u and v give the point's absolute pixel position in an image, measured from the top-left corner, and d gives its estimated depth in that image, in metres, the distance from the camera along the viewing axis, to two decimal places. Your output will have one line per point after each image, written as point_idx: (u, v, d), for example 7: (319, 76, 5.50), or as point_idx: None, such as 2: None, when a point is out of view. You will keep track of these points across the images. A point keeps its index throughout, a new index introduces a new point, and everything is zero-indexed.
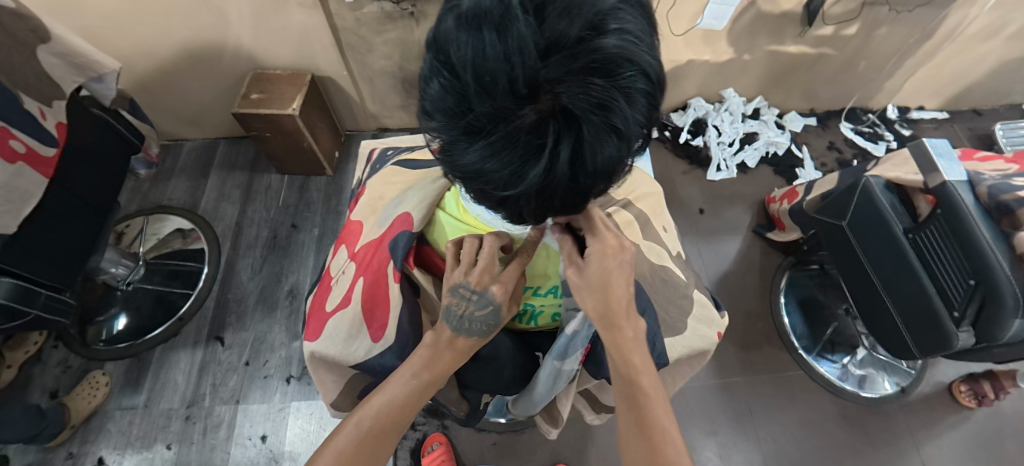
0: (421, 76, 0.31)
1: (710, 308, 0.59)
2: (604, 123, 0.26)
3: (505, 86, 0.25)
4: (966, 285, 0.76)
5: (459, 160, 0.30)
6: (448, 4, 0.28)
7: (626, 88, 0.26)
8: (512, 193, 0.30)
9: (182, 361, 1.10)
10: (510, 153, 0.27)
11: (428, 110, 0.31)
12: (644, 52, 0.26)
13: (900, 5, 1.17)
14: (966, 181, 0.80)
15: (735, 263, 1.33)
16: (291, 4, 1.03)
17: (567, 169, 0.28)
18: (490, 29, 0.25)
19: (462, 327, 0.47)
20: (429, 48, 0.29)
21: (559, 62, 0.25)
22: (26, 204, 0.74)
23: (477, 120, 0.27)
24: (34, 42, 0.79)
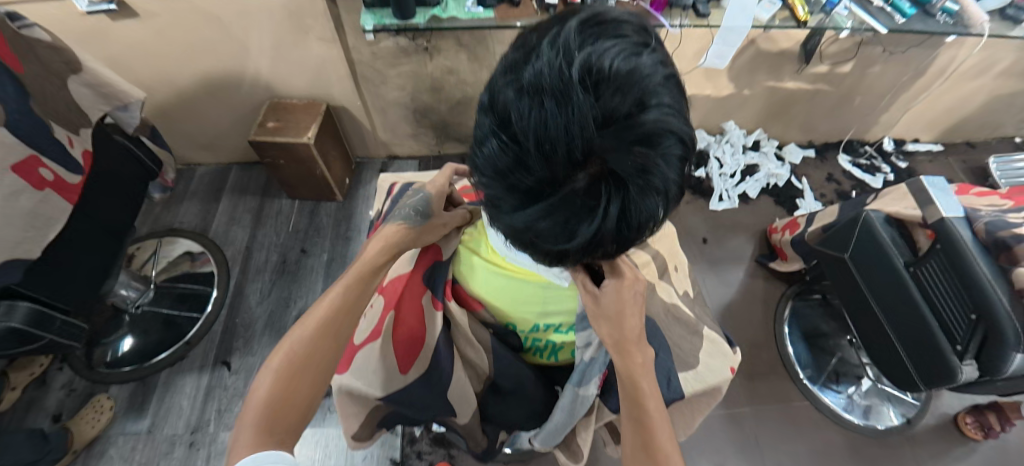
0: (475, 132, 0.34)
1: (722, 344, 0.60)
2: (648, 187, 0.29)
3: (563, 156, 0.28)
4: (967, 320, 0.77)
5: (514, 213, 0.33)
6: (505, 70, 0.30)
7: (668, 156, 0.29)
8: (561, 244, 0.34)
9: (188, 386, 1.10)
10: (564, 212, 0.31)
11: (481, 165, 0.33)
12: (683, 123, 0.29)
13: (892, 46, 1.23)
14: (963, 217, 0.82)
15: (739, 291, 1.34)
16: (311, 39, 1.08)
17: (613, 224, 0.31)
18: (551, 104, 0.27)
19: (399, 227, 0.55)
20: (485, 111, 0.31)
21: (612, 133, 0.28)
22: (49, 230, 0.76)
23: (535, 183, 0.30)
24: (66, 72, 0.83)
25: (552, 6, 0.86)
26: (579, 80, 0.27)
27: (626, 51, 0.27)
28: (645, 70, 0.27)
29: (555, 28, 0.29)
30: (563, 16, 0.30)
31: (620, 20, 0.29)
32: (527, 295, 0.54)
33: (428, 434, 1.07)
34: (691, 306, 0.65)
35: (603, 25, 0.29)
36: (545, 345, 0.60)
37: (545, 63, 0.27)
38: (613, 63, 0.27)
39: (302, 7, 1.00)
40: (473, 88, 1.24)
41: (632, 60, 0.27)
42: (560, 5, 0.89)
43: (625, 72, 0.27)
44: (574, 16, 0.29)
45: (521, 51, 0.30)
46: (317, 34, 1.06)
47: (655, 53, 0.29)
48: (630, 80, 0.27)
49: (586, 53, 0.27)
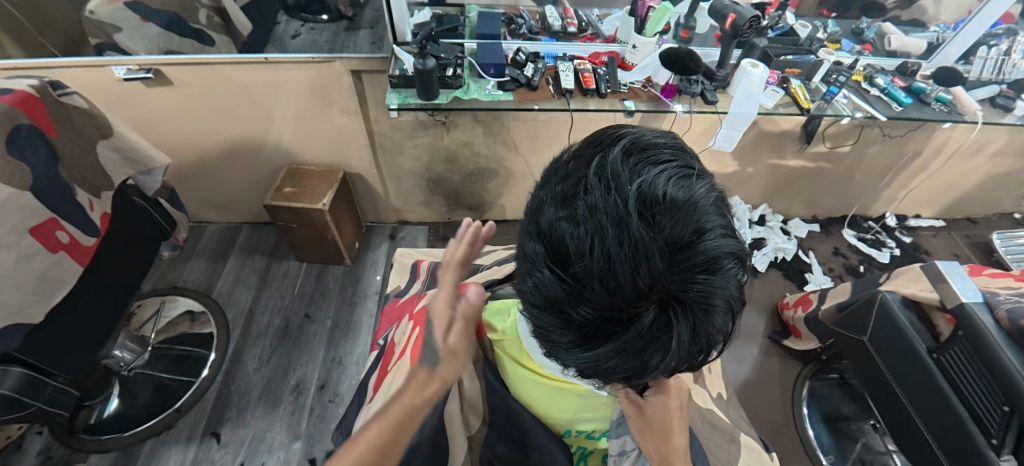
0: (521, 263, 0.32)
1: (759, 450, 0.59)
2: (716, 311, 0.28)
3: (628, 289, 0.27)
4: (1001, 411, 0.72)
5: (576, 349, 0.31)
6: (550, 201, 0.29)
7: (729, 277, 0.28)
8: (627, 374, 0.32)
9: (172, 459, 1.03)
10: (632, 347, 0.29)
11: (535, 301, 0.31)
12: (737, 242, 0.28)
13: (889, 128, 1.28)
14: (983, 301, 0.80)
15: (754, 369, 1.30)
16: (334, 111, 1.13)
17: (683, 351, 0.29)
18: (611, 239, 0.26)
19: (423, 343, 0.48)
20: (533, 240, 0.30)
21: (676, 263, 0.27)
22: (56, 293, 0.73)
23: (598, 318, 0.29)
24: (96, 137, 0.85)
25: (568, 91, 0.92)
26: (636, 212, 0.26)
27: (676, 179, 0.27)
28: (700, 196, 0.27)
29: (599, 157, 0.28)
30: (601, 140, 0.30)
31: (660, 143, 0.29)
32: (561, 403, 0.49)
33: None
34: (725, 409, 0.62)
35: (648, 150, 0.28)
36: (575, 451, 0.55)
37: (599, 197, 0.26)
38: (666, 192, 0.26)
39: (329, 81, 1.05)
40: (486, 159, 1.28)
41: (684, 187, 0.27)
42: (575, 90, 0.95)
43: (681, 200, 0.26)
44: (614, 145, 0.29)
45: (566, 181, 0.28)
46: (340, 106, 1.12)
47: (703, 176, 0.28)
48: (686, 208, 0.26)
49: (637, 186, 0.26)
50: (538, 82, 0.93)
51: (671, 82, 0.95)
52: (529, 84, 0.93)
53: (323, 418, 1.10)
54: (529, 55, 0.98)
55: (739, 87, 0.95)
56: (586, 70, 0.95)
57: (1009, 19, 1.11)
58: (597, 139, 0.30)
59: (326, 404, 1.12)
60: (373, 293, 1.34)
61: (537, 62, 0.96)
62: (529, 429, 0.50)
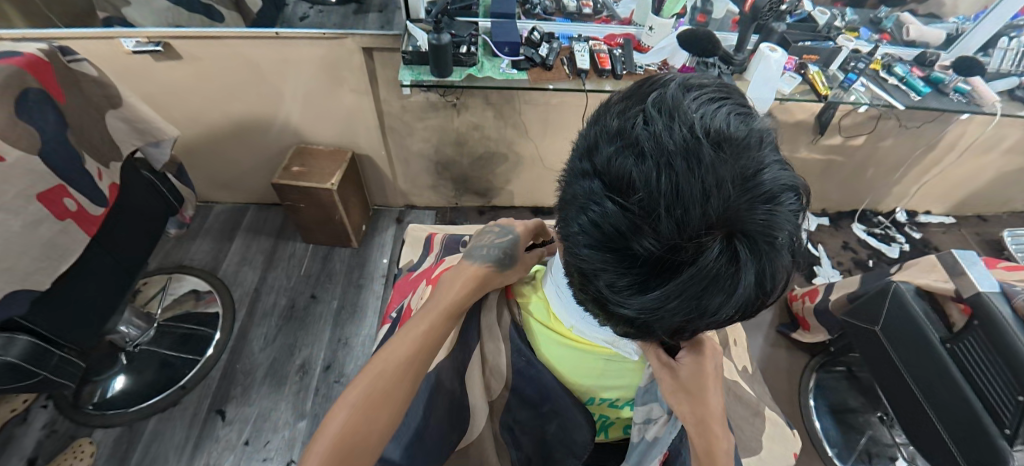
0: (568, 206, 0.29)
1: (782, 425, 0.59)
2: (780, 247, 0.25)
3: (696, 219, 0.24)
4: (1015, 401, 0.70)
5: (631, 291, 0.28)
6: (606, 136, 0.27)
7: (793, 212, 0.25)
8: (685, 320, 0.28)
9: (177, 435, 1.03)
10: (696, 286, 0.26)
11: (586, 242, 0.28)
12: (796, 177, 0.26)
13: (905, 120, 1.27)
14: (1000, 293, 0.79)
15: (761, 360, 1.29)
16: (344, 89, 1.12)
17: (747, 293, 0.27)
18: (679, 164, 0.24)
19: (484, 254, 0.51)
20: (585, 177, 0.27)
21: (746, 193, 0.24)
22: (63, 261, 0.73)
23: (662, 251, 0.25)
24: (106, 107, 0.84)
25: (584, 71, 0.91)
26: (703, 137, 0.24)
27: (736, 113, 0.25)
28: (761, 130, 0.25)
29: (656, 92, 0.26)
30: (651, 81, 0.28)
31: (712, 82, 0.27)
32: (586, 369, 0.48)
33: None
34: (750, 383, 0.61)
35: (703, 87, 0.26)
36: (597, 420, 0.55)
37: (662, 126, 0.24)
38: (729, 122, 0.24)
39: (340, 58, 1.04)
40: (496, 143, 1.27)
41: (745, 121, 0.25)
42: (590, 71, 0.93)
43: (744, 131, 0.24)
44: (670, 83, 0.27)
45: (622, 116, 0.26)
46: (351, 85, 1.10)
47: (755, 113, 0.27)
48: (750, 140, 0.24)
49: (699, 115, 0.24)
50: (553, 62, 0.92)
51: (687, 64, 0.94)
52: (544, 64, 0.92)
53: (328, 398, 1.09)
54: (543, 35, 0.96)
55: (757, 70, 0.93)
56: (601, 51, 0.94)
57: None
58: (645, 80, 0.29)
59: (331, 384, 1.12)
60: (379, 276, 1.33)
61: (552, 42, 0.95)
62: (555, 396, 0.49)
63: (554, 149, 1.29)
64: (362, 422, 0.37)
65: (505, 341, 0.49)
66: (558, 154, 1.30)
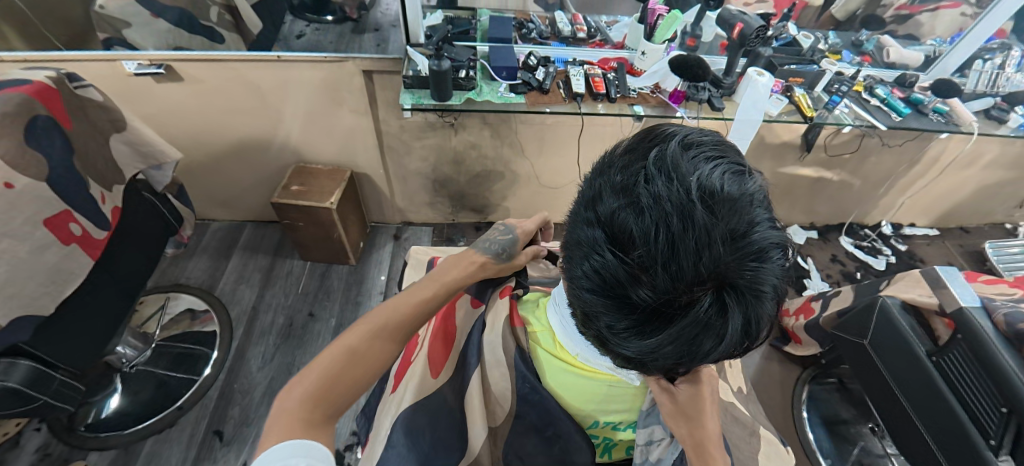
0: (572, 251, 0.31)
1: (776, 443, 0.60)
2: (767, 298, 0.27)
3: (689, 274, 0.26)
4: (999, 412, 0.73)
5: (628, 335, 0.29)
6: (611, 190, 0.29)
7: (780, 266, 0.27)
8: (677, 363, 0.30)
9: (174, 457, 1.02)
10: (688, 334, 0.27)
11: (587, 287, 0.30)
12: (785, 233, 0.28)
13: (888, 138, 1.31)
14: (981, 307, 0.82)
15: (754, 373, 1.32)
16: (344, 110, 1.13)
17: (735, 339, 0.28)
18: (676, 224, 0.26)
19: (484, 245, 0.60)
20: (590, 226, 0.29)
21: (735, 251, 0.26)
22: (67, 286, 0.73)
23: (657, 302, 0.27)
24: (109, 130, 0.85)
25: (579, 95, 0.94)
26: (698, 199, 0.26)
27: (730, 173, 0.27)
28: (753, 190, 0.27)
29: (657, 149, 0.29)
30: (652, 136, 0.30)
31: (709, 139, 0.30)
32: (590, 395, 0.50)
33: None
34: (745, 403, 0.63)
35: (701, 146, 0.29)
36: (599, 442, 0.56)
37: (661, 186, 0.27)
38: (723, 184, 0.26)
39: (341, 80, 1.06)
40: (492, 162, 1.29)
41: (738, 181, 0.27)
42: (586, 94, 0.96)
43: (736, 193, 0.26)
44: (670, 141, 0.29)
45: (625, 171, 0.29)
46: (350, 106, 1.12)
47: (748, 170, 0.29)
48: (742, 200, 0.26)
49: (696, 177, 0.27)
50: (549, 85, 0.94)
51: (679, 88, 0.97)
52: (540, 88, 0.95)
53: None
54: (540, 59, 0.99)
55: (745, 93, 0.97)
56: (596, 74, 0.97)
57: (1003, 34, 1.15)
58: (647, 135, 0.31)
59: None
60: (377, 292, 1.34)
61: (548, 66, 0.97)
62: (558, 419, 0.50)
63: (549, 166, 1.32)
64: (345, 366, 0.42)
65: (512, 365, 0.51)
66: (554, 171, 1.33)
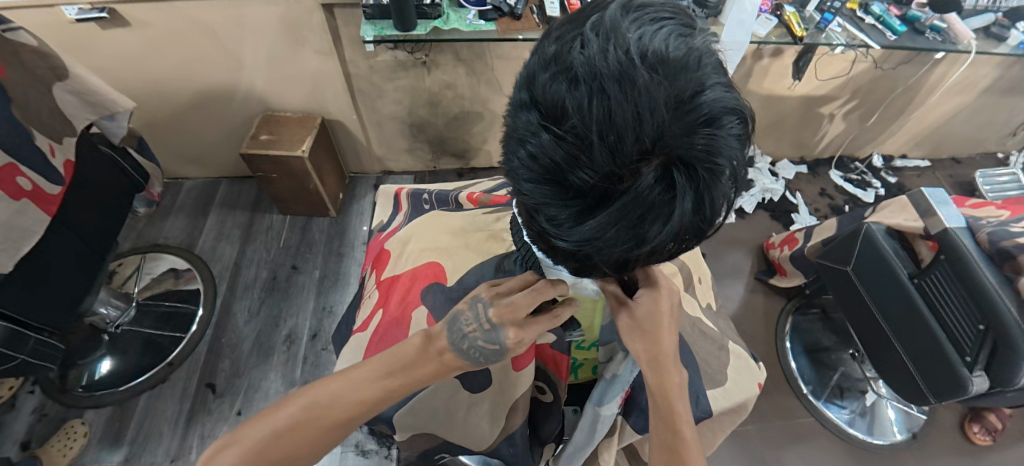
0: (511, 140, 0.29)
1: (748, 359, 0.61)
2: (721, 173, 0.24)
3: (629, 145, 0.23)
4: (976, 330, 0.75)
5: (571, 224, 0.27)
6: (544, 66, 0.26)
7: (736, 136, 0.24)
8: (626, 253, 0.28)
9: (169, 411, 1.03)
10: (632, 214, 0.25)
11: (526, 177, 0.28)
12: (741, 101, 0.25)
13: (882, 62, 1.26)
14: (965, 228, 0.81)
15: (739, 307, 1.34)
16: (307, 50, 1.06)
17: (686, 222, 0.26)
18: (613, 88, 0.23)
19: (459, 348, 0.41)
20: (526, 109, 0.26)
21: (680, 116, 0.23)
22: (24, 243, 0.70)
23: (598, 182, 0.25)
24: (51, 79, 0.79)
25: (554, 19, 0.87)
26: (638, 60, 0.23)
27: (676, 34, 0.24)
28: (703, 51, 0.24)
29: (596, 14, 0.25)
30: (593, 5, 0.27)
31: (657, 3, 0.26)
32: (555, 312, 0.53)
33: None
34: (717, 320, 0.64)
35: (644, 8, 0.25)
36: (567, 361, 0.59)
37: (596, 48, 0.23)
38: (667, 43, 0.23)
39: (299, 18, 0.98)
40: (470, 102, 1.24)
41: (684, 42, 0.24)
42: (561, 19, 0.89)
43: (682, 52, 0.23)
44: (610, 5, 0.26)
45: (560, 42, 0.25)
46: (314, 46, 1.05)
47: (700, 35, 0.26)
48: (689, 61, 0.23)
49: (636, 37, 0.23)
50: (521, 10, 0.87)
51: None
52: (512, 14, 0.87)
53: (318, 365, 1.11)
54: None
55: (732, 13, 0.91)
56: None
57: None
58: (589, 4, 0.27)
59: (320, 351, 1.13)
60: (360, 243, 1.32)
61: None
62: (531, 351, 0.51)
63: None
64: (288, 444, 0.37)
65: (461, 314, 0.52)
66: None
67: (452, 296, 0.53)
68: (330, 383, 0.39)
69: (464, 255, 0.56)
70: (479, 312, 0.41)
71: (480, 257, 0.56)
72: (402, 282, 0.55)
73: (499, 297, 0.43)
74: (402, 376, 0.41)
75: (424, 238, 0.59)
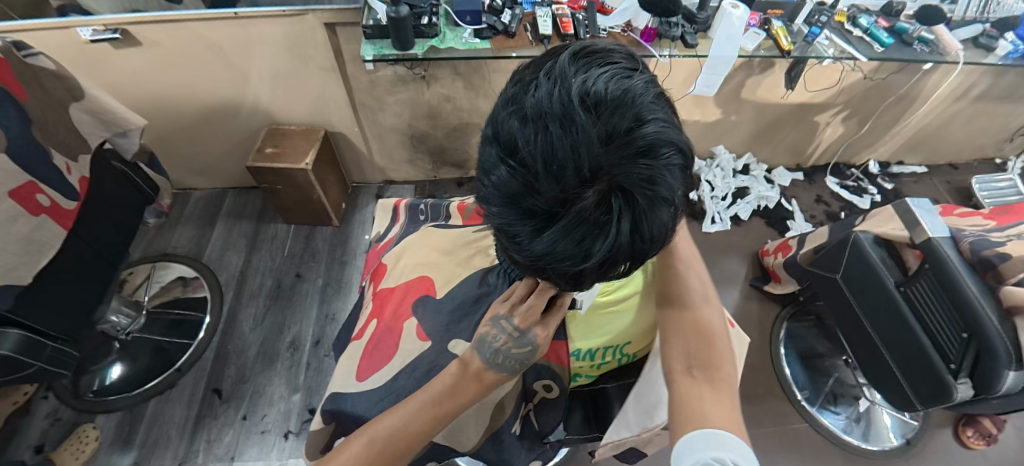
0: (477, 168, 0.32)
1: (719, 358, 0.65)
2: (659, 198, 0.27)
3: (571, 175, 0.26)
4: (960, 338, 0.77)
5: (526, 243, 0.30)
6: (504, 105, 0.29)
7: (673, 166, 0.27)
8: (578, 269, 0.30)
9: (177, 415, 1.07)
10: (576, 234, 0.27)
11: (488, 199, 0.30)
12: (679, 133, 0.27)
13: (872, 72, 1.28)
14: (949, 236, 0.83)
15: (735, 314, 1.36)
16: (310, 67, 1.10)
17: (628, 241, 0.28)
18: (555, 126, 0.25)
19: (494, 361, 0.47)
20: (489, 142, 0.29)
21: (616, 149, 0.26)
22: (43, 256, 0.74)
23: (546, 205, 0.27)
24: (67, 100, 0.83)
25: (546, 38, 0.90)
26: (579, 101, 0.26)
27: (616, 76, 0.27)
28: (640, 90, 0.27)
29: (550, 61, 0.28)
30: (552, 51, 0.30)
31: (606, 48, 0.29)
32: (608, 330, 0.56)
33: None
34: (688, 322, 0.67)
35: (593, 54, 0.28)
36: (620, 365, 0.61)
37: (544, 92, 0.26)
38: (607, 85, 0.26)
39: (303, 36, 1.02)
40: (468, 114, 1.27)
41: (623, 83, 0.26)
42: (554, 37, 0.92)
43: (619, 93, 0.26)
44: (564, 51, 0.29)
45: (519, 85, 0.29)
46: (317, 63, 1.09)
47: (644, 75, 0.28)
48: (626, 99, 0.26)
49: (581, 81, 0.26)
50: (515, 29, 0.91)
51: (650, 26, 0.94)
52: (506, 32, 0.91)
53: (320, 371, 1.14)
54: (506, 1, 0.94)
55: (721, 29, 0.93)
56: (564, 15, 0.92)
57: None
58: (550, 50, 0.30)
59: (322, 358, 1.16)
60: (362, 252, 1.36)
61: (515, 8, 0.92)
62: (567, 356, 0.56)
63: None
64: None
65: (447, 330, 0.54)
66: None
67: (441, 309, 0.56)
68: (376, 425, 0.45)
69: (452, 270, 0.59)
70: (504, 327, 0.48)
71: (465, 271, 0.58)
72: (394, 296, 0.58)
73: (516, 307, 0.49)
74: (436, 400, 0.46)
75: (415, 253, 0.62)
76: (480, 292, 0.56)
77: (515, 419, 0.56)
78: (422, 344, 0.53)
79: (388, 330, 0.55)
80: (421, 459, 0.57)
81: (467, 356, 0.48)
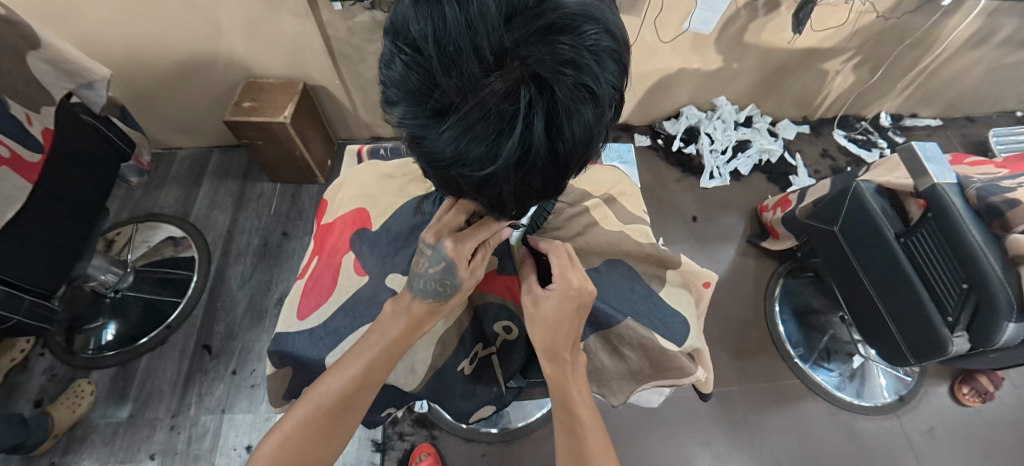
0: (382, 71, 0.32)
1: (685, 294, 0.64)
2: (575, 84, 0.26)
3: (471, 56, 0.26)
4: (959, 289, 0.73)
5: (436, 148, 0.29)
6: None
7: (590, 47, 0.26)
8: (492, 175, 0.29)
9: (169, 371, 1.09)
10: (480, 129, 0.26)
11: (393, 101, 0.30)
12: (599, 13, 0.27)
13: (887, 12, 1.19)
14: (956, 183, 0.78)
15: (730, 271, 1.33)
16: (282, 13, 1.03)
17: (544, 141, 0.27)
18: (449, 2, 0.25)
19: (423, 289, 0.46)
20: (389, 39, 0.29)
21: (521, 24, 0.25)
22: (8, 208, 0.73)
23: (449, 96, 0.27)
24: (23, 48, 0.78)
25: None
26: None
27: None
28: None
29: None
30: None
31: None
32: None
33: (411, 415, 1.06)
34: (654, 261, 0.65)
35: None
36: None
37: None
38: None
39: None
40: None
41: None
42: None
43: None
44: None
45: None
46: (289, 8, 1.02)
47: None
48: None
49: None
50: None
51: None
52: None
53: None
54: None
55: None
56: None
57: None
58: None
59: None
60: None
61: None
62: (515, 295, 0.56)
63: None
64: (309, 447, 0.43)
65: (382, 264, 0.55)
66: None
67: (377, 242, 0.57)
68: (320, 386, 0.43)
69: (388, 201, 0.60)
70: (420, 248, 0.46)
71: (401, 200, 0.60)
72: (333, 231, 0.58)
73: (431, 224, 0.47)
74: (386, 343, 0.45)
75: (355, 185, 0.62)
76: (414, 221, 0.57)
77: (461, 356, 0.56)
78: (360, 279, 0.54)
79: (329, 268, 0.55)
80: (386, 402, 0.57)
81: (400, 293, 0.48)
